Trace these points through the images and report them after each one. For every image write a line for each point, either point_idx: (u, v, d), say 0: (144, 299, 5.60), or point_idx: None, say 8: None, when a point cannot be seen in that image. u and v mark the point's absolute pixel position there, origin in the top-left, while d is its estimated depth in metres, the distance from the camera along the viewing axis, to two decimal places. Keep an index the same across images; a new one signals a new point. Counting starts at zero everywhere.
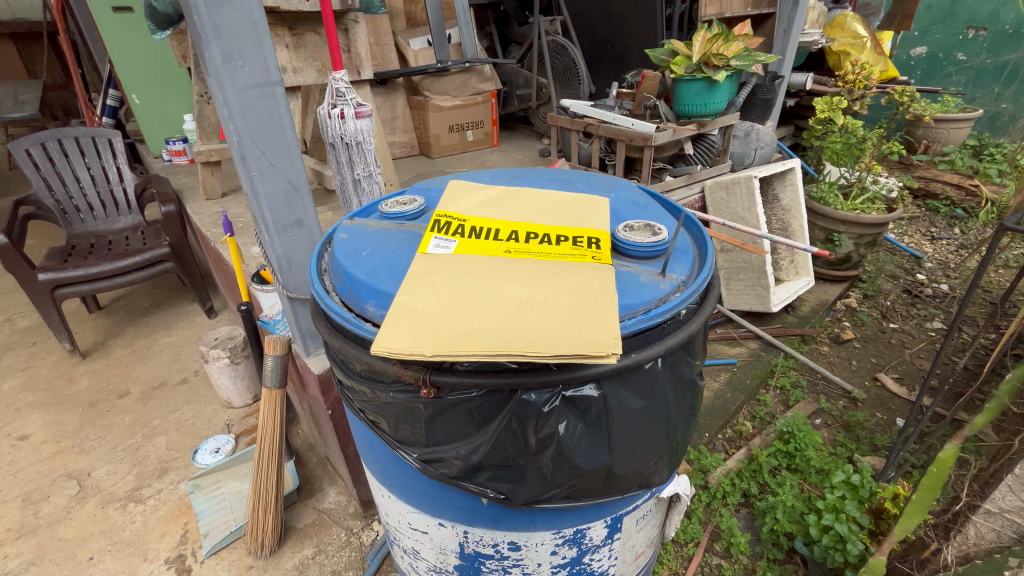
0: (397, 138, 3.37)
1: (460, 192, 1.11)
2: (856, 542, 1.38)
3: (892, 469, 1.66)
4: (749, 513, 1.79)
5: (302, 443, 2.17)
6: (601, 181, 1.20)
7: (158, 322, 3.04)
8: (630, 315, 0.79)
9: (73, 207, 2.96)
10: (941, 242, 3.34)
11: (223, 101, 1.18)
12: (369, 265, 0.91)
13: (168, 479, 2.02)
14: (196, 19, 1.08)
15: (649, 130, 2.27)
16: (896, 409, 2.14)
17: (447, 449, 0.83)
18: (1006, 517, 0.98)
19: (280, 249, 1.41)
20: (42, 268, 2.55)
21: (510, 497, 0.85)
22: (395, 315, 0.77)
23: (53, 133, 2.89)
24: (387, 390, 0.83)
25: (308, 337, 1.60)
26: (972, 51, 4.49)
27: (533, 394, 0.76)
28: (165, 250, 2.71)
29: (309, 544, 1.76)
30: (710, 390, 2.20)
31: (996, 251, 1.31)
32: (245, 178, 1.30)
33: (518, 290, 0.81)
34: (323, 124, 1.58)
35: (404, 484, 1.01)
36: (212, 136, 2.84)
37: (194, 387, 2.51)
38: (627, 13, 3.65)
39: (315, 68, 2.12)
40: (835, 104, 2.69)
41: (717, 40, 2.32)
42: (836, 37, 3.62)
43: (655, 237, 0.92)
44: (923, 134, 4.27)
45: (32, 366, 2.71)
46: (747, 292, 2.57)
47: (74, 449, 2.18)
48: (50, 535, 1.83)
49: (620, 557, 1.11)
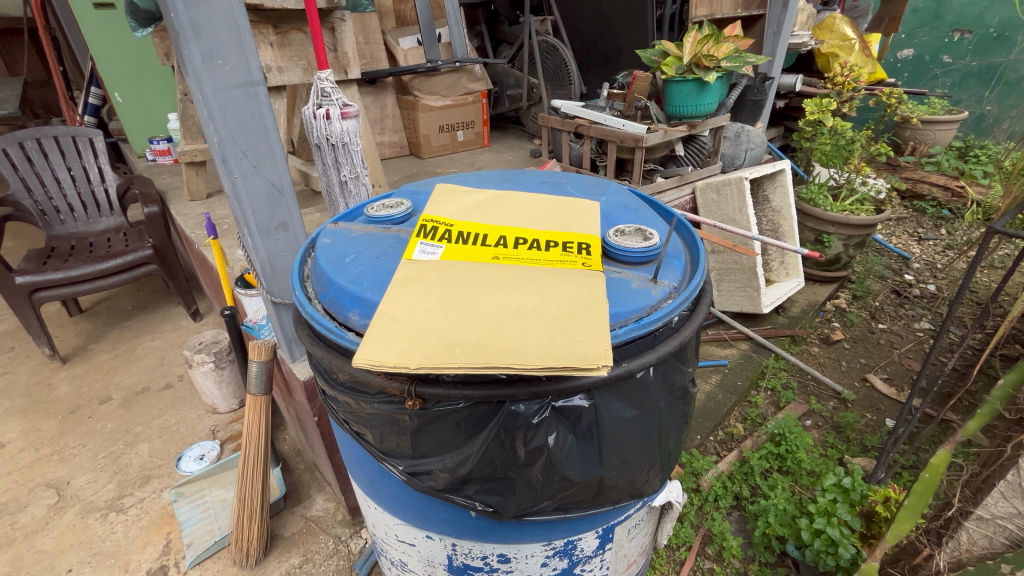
0: (387, 137, 3.34)
1: (448, 196, 1.09)
2: (848, 546, 1.38)
3: (882, 470, 1.65)
4: (741, 516, 1.77)
5: (290, 449, 2.14)
6: (591, 184, 1.18)
7: (141, 326, 2.98)
8: (621, 323, 0.78)
9: (52, 208, 2.89)
10: (928, 242, 3.38)
11: (203, 101, 1.15)
12: (353, 271, 0.89)
13: (151, 488, 1.98)
14: (174, 16, 1.05)
15: (641, 130, 2.24)
16: (886, 410, 2.15)
17: (434, 461, 0.80)
18: (998, 523, 0.96)
19: (263, 252, 1.37)
20: (20, 271, 2.47)
21: (499, 511, 0.83)
22: (378, 325, 0.74)
23: (32, 132, 2.79)
24: (371, 400, 0.80)
25: (293, 342, 1.57)
26: (957, 53, 4.55)
27: (522, 405, 0.74)
28: (148, 251, 2.66)
29: (296, 553, 1.73)
30: (702, 391, 2.18)
31: (985, 252, 1.27)
32: (226, 179, 1.25)
33: (505, 299, 0.79)
34: (308, 124, 1.53)
35: (390, 496, 0.98)
36: (197, 136, 2.78)
37: (179, 392, 2.46)
38: (619, 13, 3.63)
39: (301, 67, 2.08)
40: (825, 105, 2.68)
41: (708, 41, 2.30)
42: (825, 39, 3.64)
43: (647, 241, 0.91)
44: (910, 135, 4.33)
45: (10, 372, 2.64)
46: (738, 293, 2.57)
47: (53, 457, 2.13)
48: (27, 548, 1.78)
49: (612, 566, 1.09)
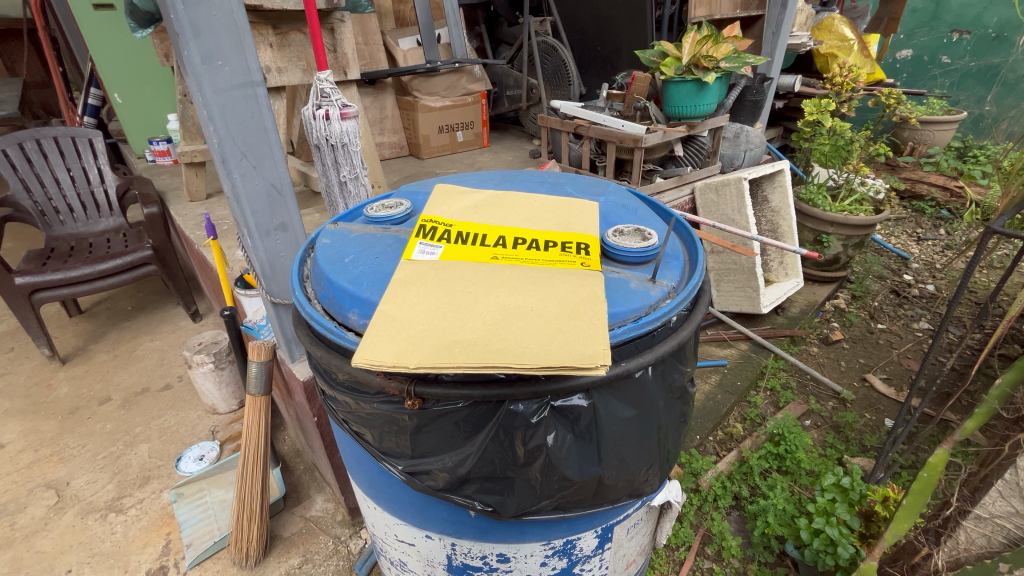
0: (386, 138, 3.34)
1: (447, 196, 1.09)
2: (847, 545, 1.38)
3: (881, 470, 1.65)
4: (741, 516, 1.77)
5: (290, 450, 2.14)
6: (590, 184, 1.19)
7: (141, 326, 2.98)
8: (620, 323, 0.78)
9: (52, 209, 2.89)
10: (927, 242, 3.38)
11: (202, 102, 1.15)
12: (352, 271, 0.89)
13: (150, 488, 1.98)
14: (173, 16, 1.05)
15: (640, 131, 2.24)
16: (885, 410, 2.15)
17: (434, 461, 0.80)
18: (997, 522, 0.96)
19: (263, 253, 1.37)
20: (19, 272, 2.48)
21: (498, 510, 0.83)
22: (377, 325, 0.74)
23: (31, 133, 2.80)
24: (370, 400, 0.80)
25: (292, 343, 1.57)
26: (956, 54, 4.56)
27: (521, 405, 0.74)
28: (147, 252, 2.66)
29: (295, 553, 1.73)
30: (701, 392, 2.19)
31: (983, 252, 1.27)
32: (225, 180, 1.26)
33: (504, 299, 0.79)
34: (307, 125, 1.53)
35: (389, 496, 0.98)
36: (196, 136, 2.78)
37: (178, 393, 2.46)
38: (618, 14, 3.64)
39: (300, 68, 2.08)
40: (824, 106, 2.68)
41: (708, 41, 2.30)
42: (824, 40, 3.64)
43: (646, 242, 0.91)
44: (909, 135, 4.34)
45: (10, 373, 2.64)
46: (737, 293, 2.57)
47: (53, 458, 2.13)
48: (27, 548, 1.78)
49: (611, 566, 1.09)
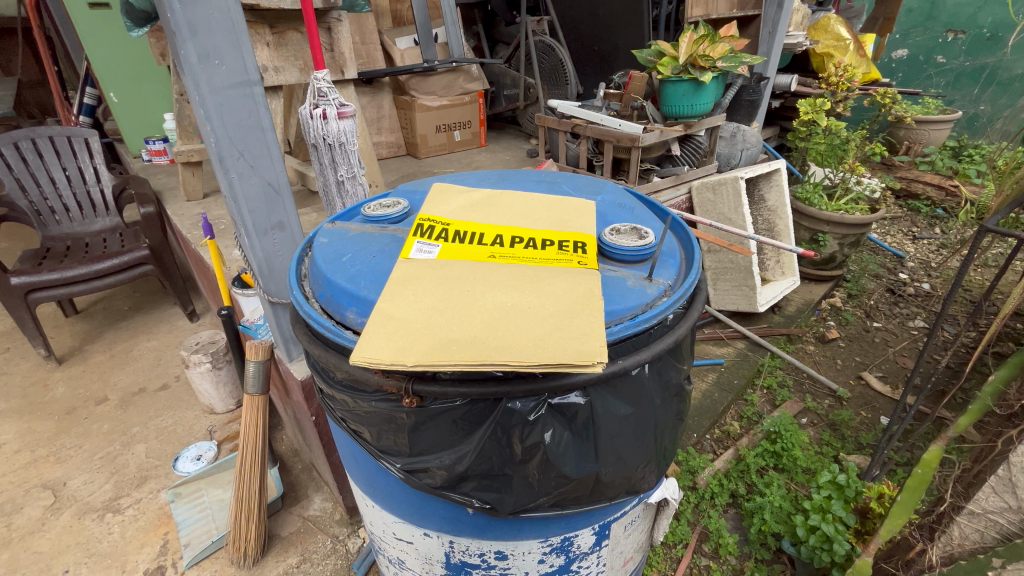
0: (384, 137, 3.34)
1: (444, 195, 1.09)
2: (842, 542, 1.39)
3: (876, 467, 1.66)
4: (737, 513, 1.79)
5: (287, 449, 2.14)
6: (587, 183, 1.19)
7: (137, 326, 2.97)
8: (617, 321, 0.78)
9: (47, 209, 2.88)
10: (922, 241, 3.40)
11: (199, 101, 1.15)
12: (350, 270, 0.89)
13: (148, 488, 1.98)
14: (170, 16, 1.05)
15: (637, 131, 2.25)
16: (881, 408, 2.17)
17: (432, 458, 0.81)
18: (990, 517, 0.98)
19: (261, 252, 1.37)
20: (15, 272, 2.47)
21: (496, 507, 0.83)
22: (375, 323, 0.75)
23: (27, 132, 2.80)
24: (368, 399, 0.81)
25: (290, 342, 1.57)
26: (951, 53, 4.59)
27: (518, 402, 0.74)
28: (144, 252, 2.65)
29: (293, 552, 1.73)
30: (698, 390, 2.20)
31: (978, 250, 1.28)
32: (222, 179, 1.25)
33: (501, 297, 0.79)
34: (305, 124, 1.54)
35: (387, 494, 0.98)
36: (193, 136, 2.77)
37: (176, 393, 2.46)
38: (615, 14, 3.65)
39: (297, 67, 2.07)
40: (819, 105, 2.69)
41: (704, 41, 2.31)
42: (820, 39, 3.64)
43: (642, 240, 0.91)
44: (904, 135, 4.34)
45: (6, 373, 2.63)
46: (734, 292, 2.58)
47: (49, 458, 2.12)
48: (24, 548, 1.78)
49: (608, 563, 1.10)
